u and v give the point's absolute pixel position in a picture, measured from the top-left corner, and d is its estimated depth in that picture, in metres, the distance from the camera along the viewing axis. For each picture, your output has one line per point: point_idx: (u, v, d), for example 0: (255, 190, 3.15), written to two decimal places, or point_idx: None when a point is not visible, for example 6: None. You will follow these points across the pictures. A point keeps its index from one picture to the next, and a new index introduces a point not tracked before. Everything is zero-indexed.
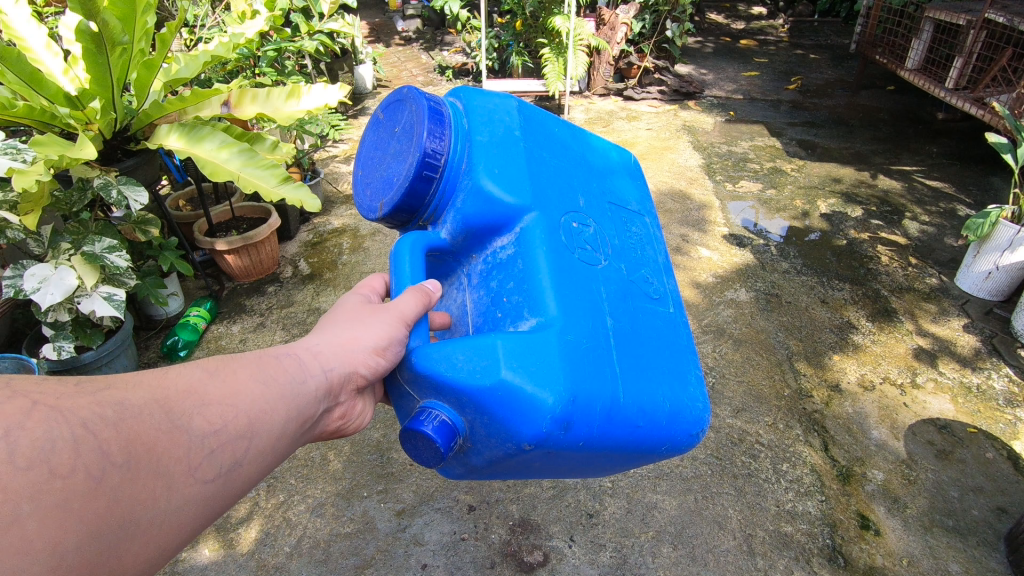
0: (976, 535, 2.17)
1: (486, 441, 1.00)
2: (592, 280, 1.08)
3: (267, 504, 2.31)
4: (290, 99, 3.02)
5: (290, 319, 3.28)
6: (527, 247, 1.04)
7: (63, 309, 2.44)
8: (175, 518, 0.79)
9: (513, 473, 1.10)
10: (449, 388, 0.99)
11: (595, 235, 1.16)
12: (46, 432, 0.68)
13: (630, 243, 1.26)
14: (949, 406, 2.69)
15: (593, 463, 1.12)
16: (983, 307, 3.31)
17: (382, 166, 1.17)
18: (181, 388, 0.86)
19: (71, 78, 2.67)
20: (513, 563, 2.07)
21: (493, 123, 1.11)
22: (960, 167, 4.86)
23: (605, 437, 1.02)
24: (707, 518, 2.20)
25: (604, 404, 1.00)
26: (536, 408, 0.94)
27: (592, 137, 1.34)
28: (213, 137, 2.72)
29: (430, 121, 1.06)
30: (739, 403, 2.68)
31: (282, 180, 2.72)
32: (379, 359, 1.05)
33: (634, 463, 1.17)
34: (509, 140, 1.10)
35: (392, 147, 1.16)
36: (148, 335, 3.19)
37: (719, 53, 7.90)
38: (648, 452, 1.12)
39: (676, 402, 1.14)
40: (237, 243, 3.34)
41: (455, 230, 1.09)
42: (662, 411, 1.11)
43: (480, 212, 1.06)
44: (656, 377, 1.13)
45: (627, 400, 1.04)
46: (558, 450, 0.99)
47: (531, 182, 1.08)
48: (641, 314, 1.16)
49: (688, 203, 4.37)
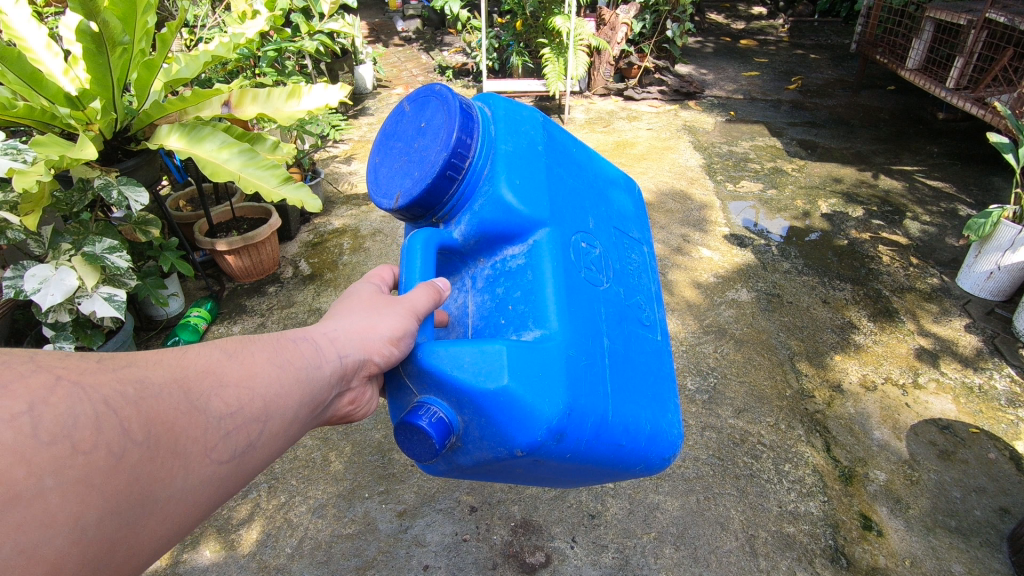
0: (979, 536, 2.17)
1: (478, 442, 1.00)
2: (597, 300, 1.09)
3: (269, 505, 2.30)
4: (290, 99, 3.01)
5: (291, 320, 3.27)
6: (539, 260, 1.04)
7: (64, 309, 2.43)
8: (190, 497, 0.79)
9: (496, 475, 1.10)
10: (451, 387, 0.98)
11: (601, 257, 1.16)
12: (70, 408, 0.66)
13: (630, 269, 1.27)
14: (951, 406, 2.68)
15: (571, 475, 1.13)
16: (985, 307, 3.30)
17: (399, 155, 1.12)
18: (200, 369, 0.86)
19: (71, 79, 2.67)
20: (515, 564, 2.06)
21: (518, 135, 1.11)
22: (961, 167, 4.86)
23: (591, 453, 1.03)
24: (709, 519, 2.19)
25: (594, 420, 1.02)
26: (531, 418, 0.95)
27: (605, 163, 1.35)
28: (213, 137, 2.71)
29: (461, 122, 1.04)
30: (741, 403, 2.67)
31: (282, 180, 2.72)
32: (393, 348, 1.03)
33: (608, 479, 1.19)
34: (530, 155, 1.10)
35: (412, 137, 1.12)
36: (148, 335, 3.19)
37: (719, 53, 7.89)
38: (623, 471, 1.15)
39: (655, 426, 1.17)
40: (237, 243, 3.34)
41: (468, 232, 1.08)
42: (643, 434, 1.13)
43: (496, 219, 1.05)
44: (641, 401, 1.15)
45: (615, 418, 1.06)
46: (545, 459, 1.00)
47: (547, 199, 1.08)
48: (634, 338, 1.18)
49: (689, 203, 4.36)
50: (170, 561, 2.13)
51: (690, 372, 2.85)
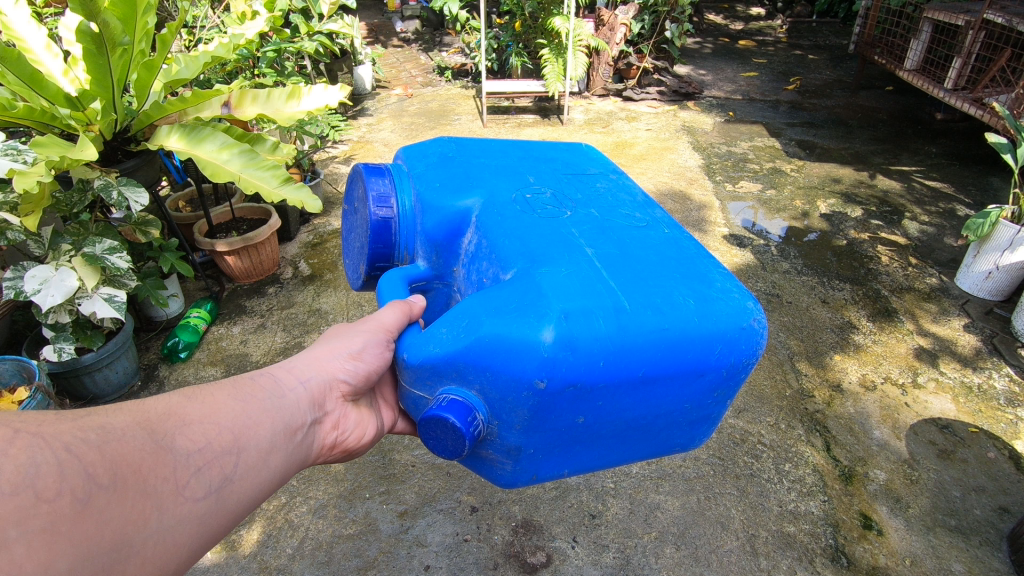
0: (978, 535, 2.17)
1: (504, 403, 0.92)
2: (553, 228, 1.07)
3: (269, 505, 2.30)
4: (290, 100, 3.01)
5: (291, 320, 3.27)
6: (486, 226, 1.11)
7: (64, 310, 2.43)
8: (170, 536, 0.79)
9: (563, 444, 0.97)
10: (444, 363, 0.96)
11: (554, 197, 1.18)
12: (30, 458, 0.67)
13: (599, 195, 1.24)
14: (950, 406, 2.69)
15: (647, 408, 0.96)
16: (983, 307, 3.31)
17: (356, 238, 1.34)
18: (162, 411, 0.87)
19: (71, 79, 2.67)
20: (516, 564, 2.07)
21: (429, 162, 1.30)
22: (959, 167, 4.88)
23: (631, 355, 0.89)
24: (710, 519, 2.20)
25: (608, 318, 0.90)
26: (531, 348, 0.87)
27: (535, 142, 1.43)
28: (213, 137, 2.71)
29: (371, 179, 1.24)
30: (741, 403, 2.68)
31: (282, 180, 2.71)
32: (356, 365, 1.13)
33: (699, 395, 0.98)
34: (445, 166, 1.27)
35: (356, 218, 1.33)
36: (148, 336, 3.18)
37: (718, 53, 7.91)
38: (700, 366, 0.94)
39: (708, 298, 0.97)
40: (237, 243, 3.34)
41: (427, 252, 1.22)
42: (692, 309, 0.94)
43: (437, 224, 1.19)
44: (668, 279, 0.99)
45: (637, 304, 0.92)
46: (582, 384, 0.89)
47: (472, 184, 1.21)
48: (625, 239, 1.08)
49: (689, 203, 4.37)
50: None
51: None
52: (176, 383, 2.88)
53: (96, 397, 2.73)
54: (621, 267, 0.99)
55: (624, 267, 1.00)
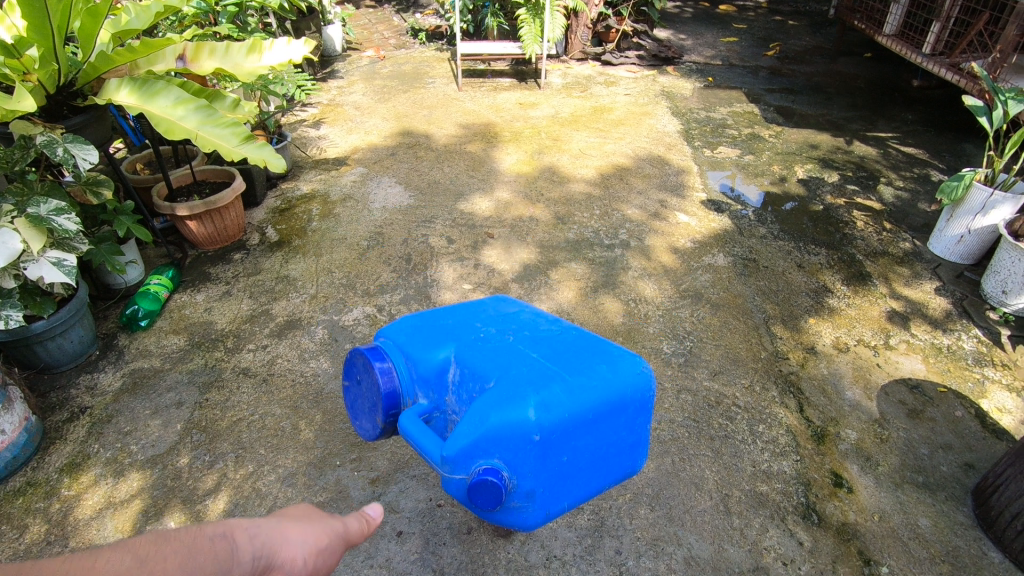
0: (944, 491, 2.21)
1: (519, 458, 1.09)
2: (503, 345, 1.26)
3: (236, 474, 2.22)
4: (250, 54, 2.82)
5: (258, 287, 3.16)
6: (461, 355, 1.26)
7: (7, 275, 2.25)
8: None
9: (558, 480, 1.15)
10: (469, 448, 1.11)
11: (495, 326, 1.34)
12: None
13: (520, 314, 1.42)
14: (919, 366, 2.72)
15: (604, 445, 1.19)
16: (954, 270, 3.34)
17: (365, 405, 1.34)
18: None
19: (7, 27, 2.47)
20: (490, 528, 2.04)
21: (402, 325, 1.38)
22: (935, 134, 4.89)
23: (582, 406, 1.12)
24: (684, 480, 2.20)
25: (562, 386, 1.12)
26: (523, 421, 1.07)
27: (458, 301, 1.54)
28: (167, 92, 2.55)
29: (369, 351, 1.30)
30: (716, 366, 2.67)
31: (243, 138, 2.58)
32: (310, 572, 0.83)
33: (632, 422, 1.22)
34: (414, 324, 1.37)
35: (359, 392, 1.35)
36: (106, 305, 3.03)
37: (698, 18, 7.77)
38: (630, 397, 1.19)
39: (615, 355, 1.23)
40: (199, 208, 3.19)
41: (422, 391, 1.29)
42: (603, 362, 1.20)
43: (427, 363, 1.28)
44: (583, 352, 1.22)
45: (574, 372, 1.16)
46: (563, 424, 1.10)
47: (443, 336, 1.33)
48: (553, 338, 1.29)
49: (667, 168, 4.31)
50: (132, 533, 2.04)
51: (667, 337, 2.83)
52: (136, 352, 2.77)
53: (51, 365, 2.62)
54: (556, 357, 1.20)
55: (558, 356, 1.21)
